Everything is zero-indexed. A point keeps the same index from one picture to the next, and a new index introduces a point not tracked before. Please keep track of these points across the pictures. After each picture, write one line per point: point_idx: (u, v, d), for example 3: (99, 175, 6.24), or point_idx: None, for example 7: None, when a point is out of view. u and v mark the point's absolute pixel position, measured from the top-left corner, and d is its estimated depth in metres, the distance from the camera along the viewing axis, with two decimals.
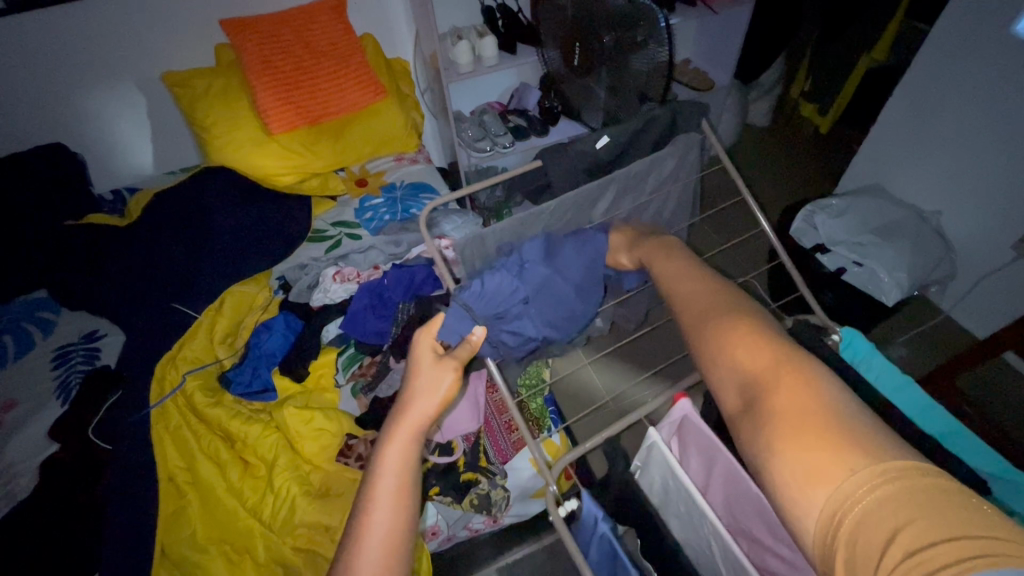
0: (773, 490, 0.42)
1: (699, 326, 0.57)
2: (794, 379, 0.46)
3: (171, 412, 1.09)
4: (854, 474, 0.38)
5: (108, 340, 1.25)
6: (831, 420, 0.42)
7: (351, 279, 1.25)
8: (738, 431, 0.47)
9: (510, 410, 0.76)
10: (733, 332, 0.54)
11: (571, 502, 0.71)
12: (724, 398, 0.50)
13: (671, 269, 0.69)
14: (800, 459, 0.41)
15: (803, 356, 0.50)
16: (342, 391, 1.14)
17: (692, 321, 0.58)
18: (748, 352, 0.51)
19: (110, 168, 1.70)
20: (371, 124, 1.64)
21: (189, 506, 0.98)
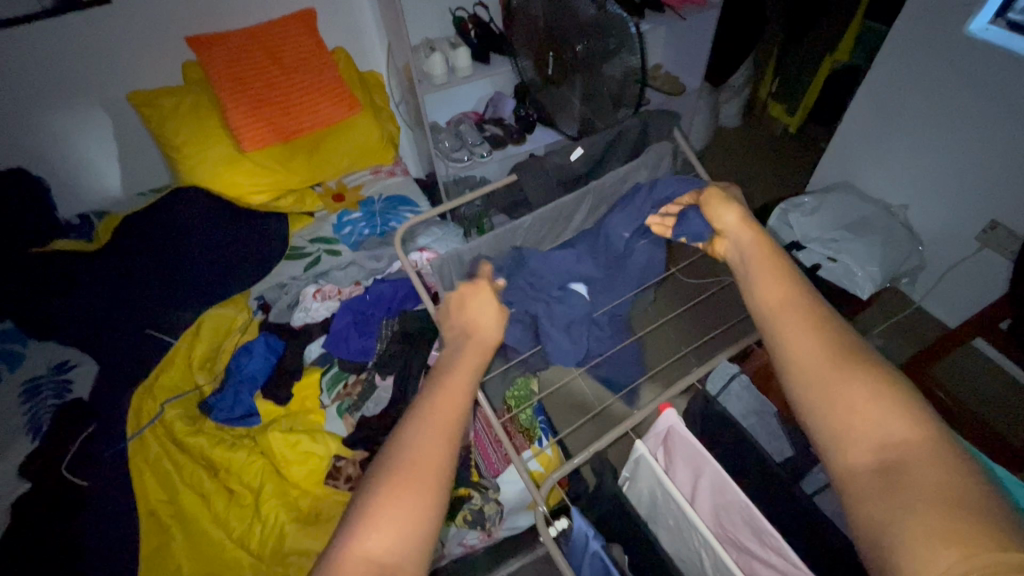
0: (888, 553, 0.41)
1: (826, 364, 0.52)
2: (941, 455, 0.44)
3: (150, 444, 1.05)
4: (1002, 554, 0.37)
5: (81, 369, 1.19)
6: (981, 503, 0.40)
7: (332, 296, 1.23)
8: (861, 487, 0.45)
9: (494, 427, 0.75)
10: (871, 377, 0.50)
11: (561, 520, 0.71)
12: (850, 450, 0.47)
13: (771, 280, 0.61)
14: (939, 529, 0.39)
15: (943, 430, 0.47)
16: (327, 412, 1.11)
17: (816, 355, 0.53)
18: (886, 407, 0.48)
19: (75, 191, 1.65)
20: (347, 139, 1.63)
21: (172, 540, 0.94)
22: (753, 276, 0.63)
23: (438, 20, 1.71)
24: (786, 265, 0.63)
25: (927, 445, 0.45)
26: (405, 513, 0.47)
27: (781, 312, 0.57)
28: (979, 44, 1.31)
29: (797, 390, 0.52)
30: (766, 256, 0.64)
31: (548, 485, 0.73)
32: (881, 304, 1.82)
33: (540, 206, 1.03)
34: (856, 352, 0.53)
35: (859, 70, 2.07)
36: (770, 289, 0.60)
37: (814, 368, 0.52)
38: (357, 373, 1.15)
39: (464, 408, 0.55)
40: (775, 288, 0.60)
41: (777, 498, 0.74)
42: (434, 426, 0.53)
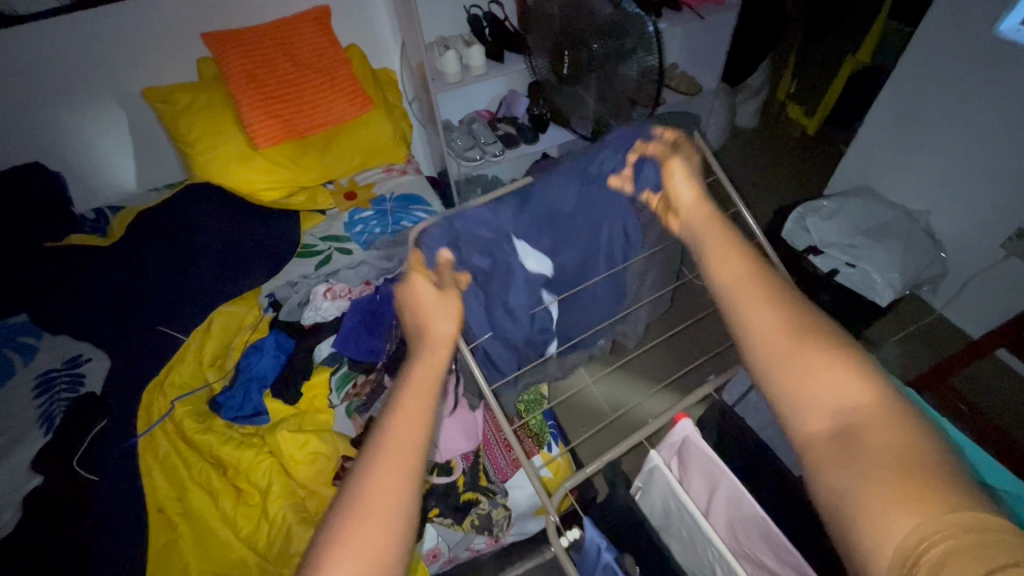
0: (847, 522, 0.42)
1: (787, 345, 0.51)
2: (896, 421, 0.45)
3: (160, 440, 1.06)
4: (953, 516, 0.38)
5: (93, 364, 1.19)
6: (935, 464, 0.41)
7: (343, 296, 1.22)
8: (823, 461, 0.45)
9: (506, 433, 0.73)
10: (821, 345, 0.50)
11: (573, 531, 0.69)
12: (808, 421, 0.47)
13: (727, 259, 0.60)
14: (894, 494, 0.40)
15: (899, 395, 0.47)
16: (336, 411, 1.11)
17: (770, 331, 0.52)
18: (845, 376, 0.48)
19: (91, 185, 1.66)
20: (359, 137, 1.62)
21: (180, 537, 0.95)
22: (709, 259, 0.62)
23: (452, 17, 1.70)
24: (740, 243, 0.62)
25: (879, 407, 0.46)
26: (378, 538, 0.45)
27: (737, 290, 0.57)
28: (1009, 44, 1.27)
29: (756, 370, 0.52)
30: (717, 233, 0.65)
31: (561, 494, 0.72)
32: (900, 311, 1.78)
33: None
34: (807, 321, 0.53)
35: (880, 70, 2.02)
36: (727, 267, 0.59)
37: (770, 345, 0.52)
38: (367, 373, 1.14)
39: (428, 417, 0.53)
40: (733, 267, 0.59)
41: (798, 513, 0.72)
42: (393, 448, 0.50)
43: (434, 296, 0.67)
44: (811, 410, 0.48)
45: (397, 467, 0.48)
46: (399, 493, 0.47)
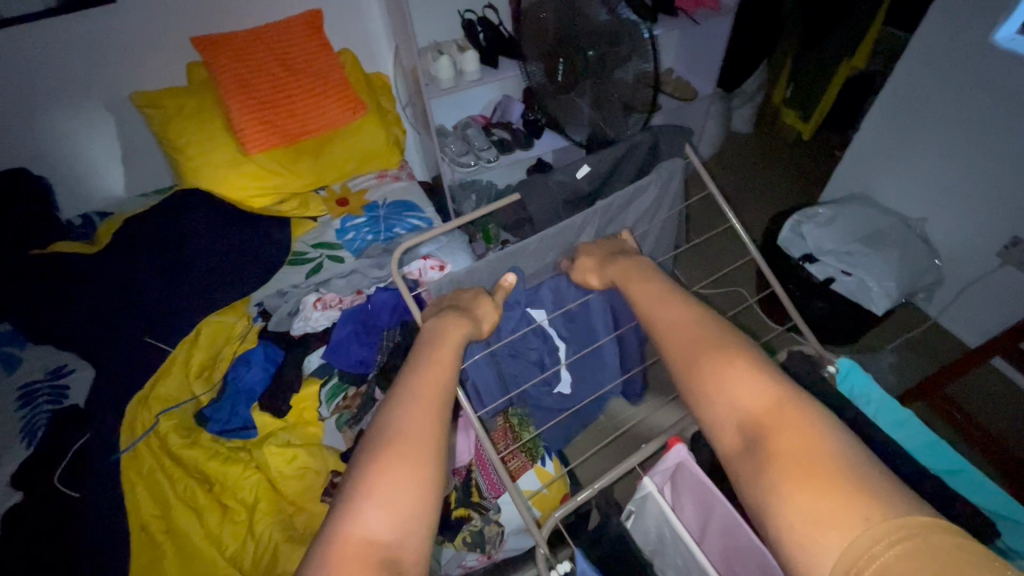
0: (781, 546, 0.42)
1: (693, 357, 0.56)
2: (801, 421, 0.48)
3: (145, 459, 1.01)
4: (869, 525, 0.39)
5: (82, 375, 1.18)
6: (845, 467, 0.43)
7: (333, 306, 1.18)
8: (738, 472, 0.47)
9: (494, 465, 0.72)
10: (720, 357, 0.55)
11: (563, 563, 0.67)
12: (721, 433, 0.51)
13: (643, 293, 0.69)
14: (813, 504, 0.42)
15: (803, 398, 0.50)
16: (325, 425, 1.09)
17: (679, 348, 0.58)
18: (754, 382, 0.52)
19: (80, 193, 1.64)
20: (351, 143, 1.61)
21: (165, 556, 0.91)
22: (633, 289, 0.71)
23: (447, 22, 1.68)
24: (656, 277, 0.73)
25: (786, 409, 0.49)
26: (409, 471, 0.51)
27: (653, 307, 0.66)
28: (1004, 53, 1.26)
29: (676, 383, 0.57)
30: (633, 271, 0.75)
31: (550, 525, 0.70)
32: (895, 318, 1.77)
33: (540, 216, 0.99)
34: (714, 338, 0.57)
35: (875, 77, 2.02)
36: (645, 294, 0.69)
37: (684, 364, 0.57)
38: (357, 385, 1.12)
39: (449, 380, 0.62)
40: (648, 295, 0.69)
41: None
42: (422, 395, 0.58)
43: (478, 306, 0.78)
44: (717, 407, 0.52)
45: (424, 410, 0.56)
46: (427, 433, 0.55)
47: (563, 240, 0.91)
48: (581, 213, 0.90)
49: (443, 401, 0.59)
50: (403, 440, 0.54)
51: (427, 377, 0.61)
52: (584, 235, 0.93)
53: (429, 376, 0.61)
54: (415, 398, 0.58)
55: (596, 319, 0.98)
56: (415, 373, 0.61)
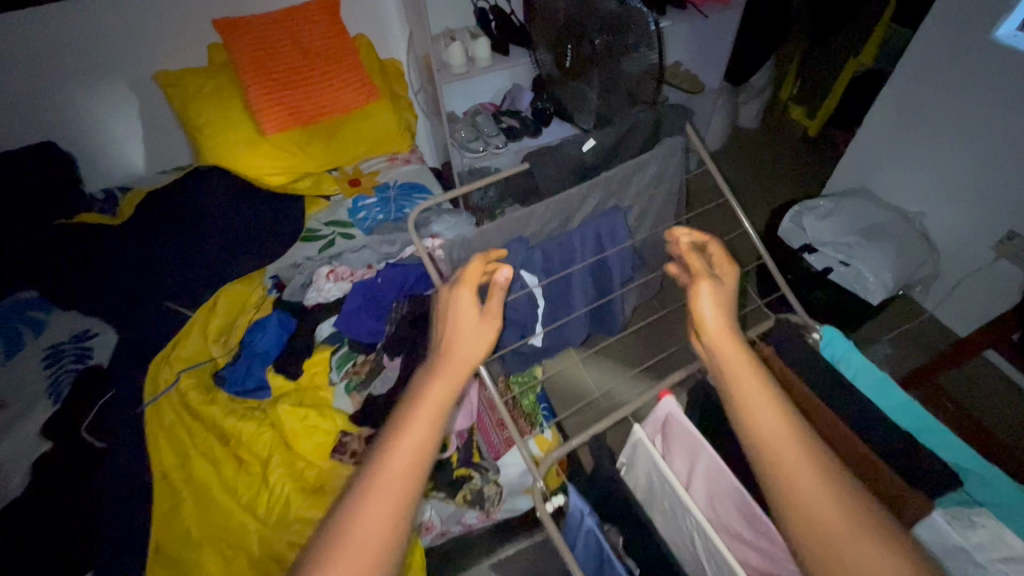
0: None
1: (828, 509, 0.46)
2: None
3: (165, 411, 1.05)
4: None
5: (94, 344, 1.24)
6: None
7: (345, 278, 1.25)
8: None
9: (499, 410, 0.78)
10: (861, 515, 0.46)
11: (558, 498, 0.71)
12: None
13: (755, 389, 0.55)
14: None
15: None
16: (335, 389, 1.13)
17: (810, 491, 0.47)
18: (891, 550, 0.44)
19: (102, 169, 1.70)
20: (363, 125, 1.66)
21: (184, 502, 0.95)
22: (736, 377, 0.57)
23: (460, 10, 1.72)
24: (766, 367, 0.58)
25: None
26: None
27: (771, 418, 0.53)
28: (1003, 49, 1.29)
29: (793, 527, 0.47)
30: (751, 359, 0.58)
31: (548, 463, 0.74)
32: (892, 311, 1.80)
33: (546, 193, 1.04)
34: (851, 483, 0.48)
35: (881, 73, 2.04)
36: (758, 393, 0.55)
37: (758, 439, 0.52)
38: (366, 353, 1.18)
39: (426, 458, 0.53)
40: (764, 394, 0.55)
41: None
42: (385, 482, 0.51)
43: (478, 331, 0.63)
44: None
45: (382, 504, 0.50)
46: (382, 533, 0.49)
47: (564, 210, 0.94)
48: (587, 187, 0.93)
49: (410, 489, 0.51)
50: (353, 541, 0.48)
51: (399, 456, 0.53)
52: (584, 208, 0.96)
53: (399, 451, 0.53)
54: (377, 483, 0.51)
55: (592, 290, 1.03)
56: (382, 444, 0.54)
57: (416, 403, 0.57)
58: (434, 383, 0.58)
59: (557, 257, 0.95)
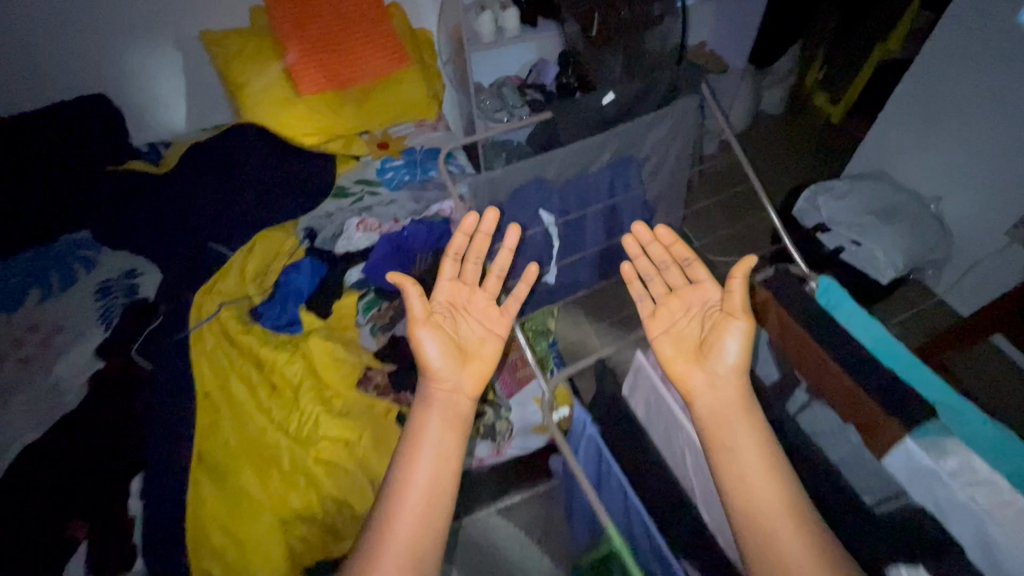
0: None
1: (752, 519, 0.65)
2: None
3: (207, 341, 1.15)
4: None
5: (81, 237, 1.44)
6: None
7: (373, 229, 1.34)
8: None
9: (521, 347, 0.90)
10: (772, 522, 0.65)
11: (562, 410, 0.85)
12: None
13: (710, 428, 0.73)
14: None
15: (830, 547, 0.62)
16: (361, 330, 1.22)
17: (742, 509, 0.66)
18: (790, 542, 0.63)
19: (147, 124, 1.79)
20: (393, 91, 1.72)
21: (224, 418, 1.06)
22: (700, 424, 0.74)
23: None
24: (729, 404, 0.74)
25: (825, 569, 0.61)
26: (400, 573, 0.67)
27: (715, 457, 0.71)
28: None
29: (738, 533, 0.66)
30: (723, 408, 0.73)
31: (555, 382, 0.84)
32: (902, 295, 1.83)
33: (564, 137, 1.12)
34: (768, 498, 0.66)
35: (910, 62, 2.04)
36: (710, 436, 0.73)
37: (745, 484, 0.68)
38: (391, 300, 1.25)
39: (439, 480, 0.74)
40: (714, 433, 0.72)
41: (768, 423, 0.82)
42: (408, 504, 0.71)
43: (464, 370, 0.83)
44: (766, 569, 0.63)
45: (414, 521, 0.70)
46: (414, 542, 0.69)
47: (582, 156, 1.02)
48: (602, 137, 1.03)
49: (435, 507, 0.72)
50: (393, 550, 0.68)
51: (418, 481, 0.73)
52: (601, 158, 1.04)
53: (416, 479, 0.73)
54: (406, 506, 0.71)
55: (603, 229, 1.14)
56: (402, 478, 0.74)
57: (422, 440, 0.77)
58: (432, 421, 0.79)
59: (575, 194, 1.06)
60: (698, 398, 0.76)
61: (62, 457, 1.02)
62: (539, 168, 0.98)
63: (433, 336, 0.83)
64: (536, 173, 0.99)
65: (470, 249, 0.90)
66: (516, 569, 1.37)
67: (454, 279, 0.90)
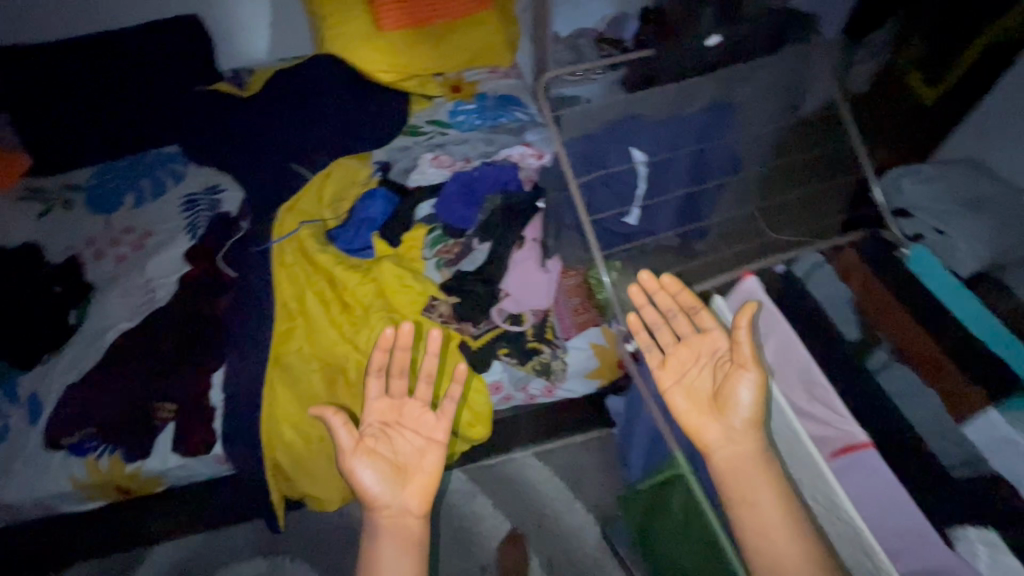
0: None
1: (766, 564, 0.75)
2: None
3: (287, 253, 1.21)
4: None
5: (170, 150, 1.58)
6: None
7: (446, 166, 1.35)
8: None
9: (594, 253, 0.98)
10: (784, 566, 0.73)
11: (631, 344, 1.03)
12: None
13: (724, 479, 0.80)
14: None
15: None
16: (426, 263, 1.25)
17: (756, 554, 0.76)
18: None
19: (231, 48, 1.84)
20: (470, 36, 1.72)
21: (299, 329, 1.13)
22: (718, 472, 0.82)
23: None
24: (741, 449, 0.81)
25: None
26: None
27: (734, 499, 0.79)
28: None
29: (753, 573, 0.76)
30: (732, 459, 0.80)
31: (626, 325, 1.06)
32: None
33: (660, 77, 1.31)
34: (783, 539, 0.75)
35: None
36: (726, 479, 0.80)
37: (766, 526, 0.76)
38: (456, 238, 1.27)
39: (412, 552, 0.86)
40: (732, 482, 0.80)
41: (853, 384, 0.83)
42: None
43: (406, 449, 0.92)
44: None
45: None
46: None
47: (678, 100, 1.16)
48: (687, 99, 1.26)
49: None
50: None
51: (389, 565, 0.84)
52: (695, 103, 1.16)
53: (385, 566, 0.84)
54: None
55: (690, 173, 1.18)
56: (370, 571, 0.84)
57: (380, 530, 0.87)
58: (382, 511, 0.87)
59: (667, 139, 1.17)
60: (717, 451, 0.82)
61: (157, 347, 1.13)
62: (633, 107, 1.15)
63: (366, 464, 0.88)
64: (632, 112, 1.17)
65: (393, 365, 0.98)
66: (551, 511, 1.42)
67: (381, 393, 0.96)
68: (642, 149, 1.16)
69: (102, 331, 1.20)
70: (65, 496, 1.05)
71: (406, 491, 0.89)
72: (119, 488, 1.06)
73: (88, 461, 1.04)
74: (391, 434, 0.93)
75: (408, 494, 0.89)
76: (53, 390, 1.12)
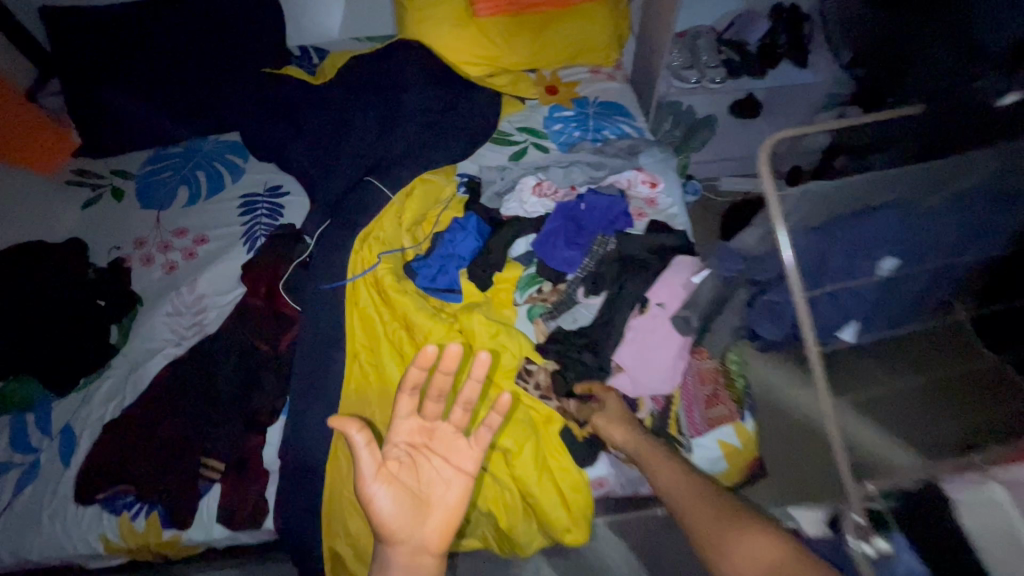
0: None
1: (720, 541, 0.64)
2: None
3: (363, 294, 1.04)
4: None
5: (228, 136, 1.41)
6: None
7: (549, 196, 1.14)
8: None
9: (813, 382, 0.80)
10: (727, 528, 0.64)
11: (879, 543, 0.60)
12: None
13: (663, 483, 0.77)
14: None
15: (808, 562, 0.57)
16: (518, 310, 1.05)
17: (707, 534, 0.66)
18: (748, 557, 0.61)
19: (303, 21, 1.63)
20: (576, 27, 1.46)
21: (371, 389, 0.96)
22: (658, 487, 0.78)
23: None
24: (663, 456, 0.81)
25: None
26: None
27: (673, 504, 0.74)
28: None
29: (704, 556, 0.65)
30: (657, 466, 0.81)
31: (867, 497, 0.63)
32: None
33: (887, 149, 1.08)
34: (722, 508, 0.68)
35: None
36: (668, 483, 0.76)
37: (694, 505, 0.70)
38: (556, 282, 1.05)
39: None
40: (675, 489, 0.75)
41: None
42: None
43: (440, 473, 0.67)
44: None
45: None
46: None
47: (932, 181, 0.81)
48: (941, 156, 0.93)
49: None
50: None
51: None
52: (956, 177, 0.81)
53: None
54: None
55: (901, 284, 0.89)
56: None
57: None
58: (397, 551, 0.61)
59: (915, 241, 0.84)
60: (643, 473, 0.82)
61: (207, 388, 0.97)
62: (891, 191, 0.80)
63: (389, 491, 0.62)
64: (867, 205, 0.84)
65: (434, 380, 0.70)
66: None
67: (412, 411, 0.68)
68: (887, 259, 0.85)
69: (146, 355, 1.05)
70: (96, 555, 0.92)
71: (438, 527, 0.63)
72: (154, 552, 0.93)
73: (123, 519, 0.91)
74: (416, 456, 0.67)
75: (441, 527, 0.64)
76: (89, 424, 0.98)
